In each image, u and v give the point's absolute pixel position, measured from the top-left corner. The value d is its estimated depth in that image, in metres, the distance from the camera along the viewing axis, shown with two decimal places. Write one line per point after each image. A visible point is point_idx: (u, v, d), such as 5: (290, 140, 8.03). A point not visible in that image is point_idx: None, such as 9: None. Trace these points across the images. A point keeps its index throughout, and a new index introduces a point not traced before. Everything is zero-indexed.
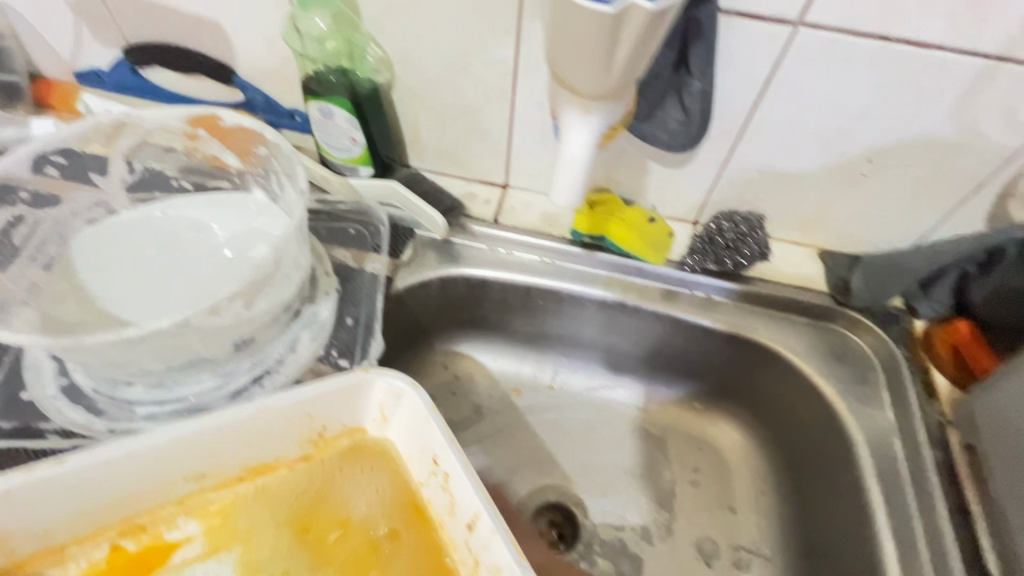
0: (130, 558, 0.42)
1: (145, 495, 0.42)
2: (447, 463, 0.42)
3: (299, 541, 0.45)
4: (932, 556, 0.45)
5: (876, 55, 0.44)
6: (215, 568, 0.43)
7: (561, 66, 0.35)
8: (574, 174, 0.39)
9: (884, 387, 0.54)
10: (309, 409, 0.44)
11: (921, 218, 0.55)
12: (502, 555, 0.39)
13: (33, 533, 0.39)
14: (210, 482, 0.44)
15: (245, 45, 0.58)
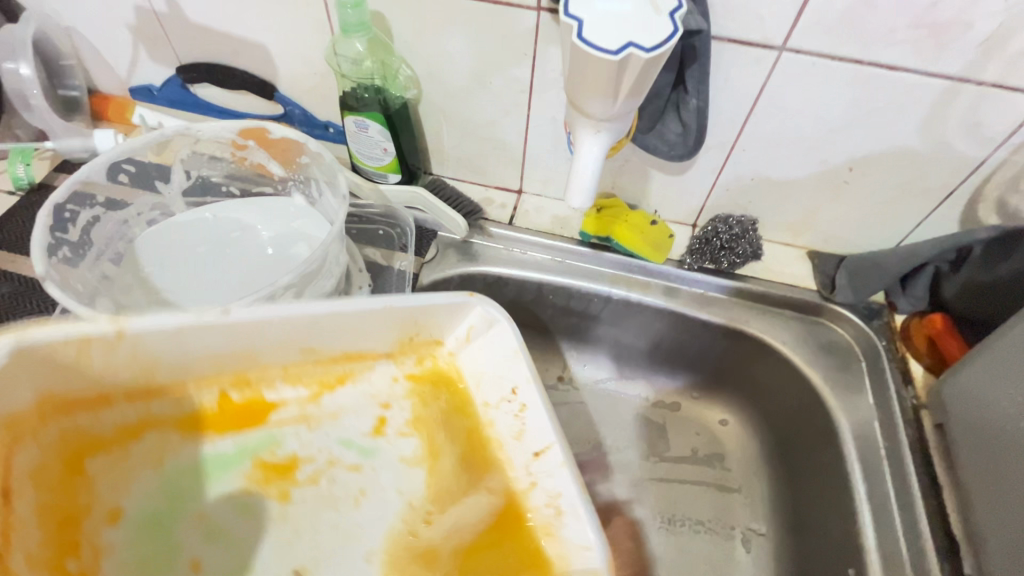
0: (236, 405, 0.51)
1: (263, 356, 0.50)
2: (526, 395, 0.49)
3: (379, 423, 0.53)
4: (905, 523, 0.50)
5: (853, 76, 0.50)
6: (303, 432, 0.51)
7: (574, 91, 0.40)
8: (585, 183, 0.43)
9: (865, 375, 0.59)
10: (413, 316, 0.51)
11: (898, 220, 0.61)
12: (564, 484, 0.46)
13: (175, 365, 0.48)
14: (315, 359, 0.51)
15: (288, 65, 0.65)
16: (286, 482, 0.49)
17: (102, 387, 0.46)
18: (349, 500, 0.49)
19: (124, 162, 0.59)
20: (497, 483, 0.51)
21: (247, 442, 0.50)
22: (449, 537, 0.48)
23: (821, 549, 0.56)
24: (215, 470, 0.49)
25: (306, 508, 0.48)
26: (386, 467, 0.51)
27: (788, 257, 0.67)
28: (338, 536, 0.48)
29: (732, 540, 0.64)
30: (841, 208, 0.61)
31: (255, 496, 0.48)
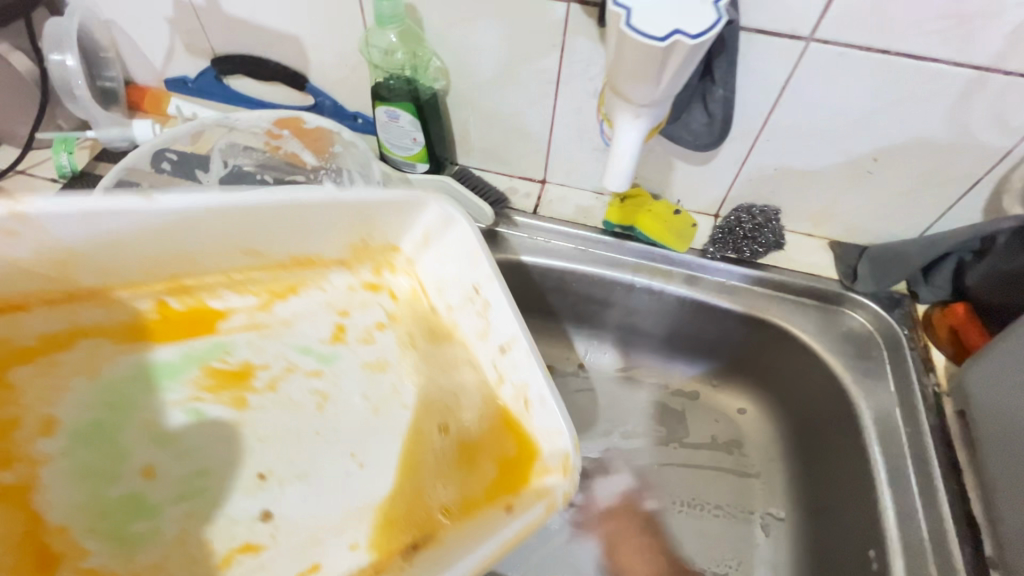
0: (177, 313, 0.52)
1: (201, 260, 0.50)
2: (489, 292, 0.52)
3: (338, 330, 0.55)
4: (926, 506, 0.51)
5: (879, 66, 0.50)
6: (255, 336, 0.53)
7: (617, 79, 0.41)
8: (624, 166, 0.45)
9: (886, 362, 0.60)
10: (360, 212, 0.53)
11: (921, 211, 0.61)
12: (529, 373, 0.49)
13: (103, 267, 0.46)
14: (262, 265, 0.53)
15: (320, 57, 0.67)
16: (242, 387, 0.51)
17: (7, 291, 0.44)
18: (312, 407, 0.51)
19: (167, 149, 0.62)
20: (471, 388, 0.54)
21: (192, 350, 0.51)
22: (432, 432, 0.52)
23: (838, 530, 0.57)
24: (167, 376, 0.50)
25: (264, 413, 0.50)
26: (348, 371, 0.54)
27: (809, 247, 0.67)
28: (297, 437, 0.50)
29: (751, 524, 0.66)
30: (864, 198, 0.62)
31: (209, 404, 0.50)
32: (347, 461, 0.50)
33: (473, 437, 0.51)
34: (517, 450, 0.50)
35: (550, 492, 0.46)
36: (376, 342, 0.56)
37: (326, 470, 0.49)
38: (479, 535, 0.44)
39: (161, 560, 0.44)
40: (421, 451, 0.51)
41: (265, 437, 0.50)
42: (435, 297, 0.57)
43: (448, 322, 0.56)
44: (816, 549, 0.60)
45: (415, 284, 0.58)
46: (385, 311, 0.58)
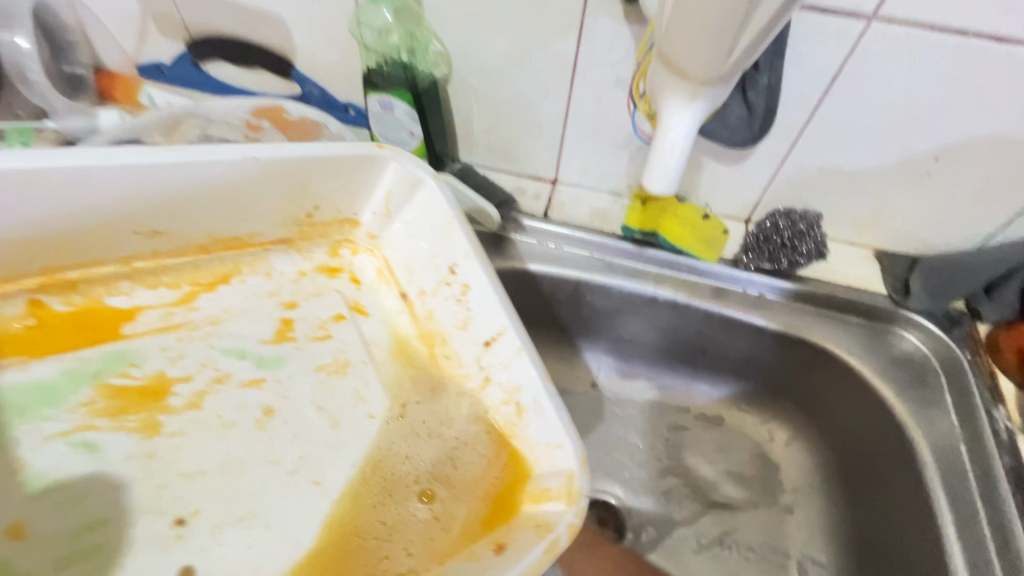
0: (64, 315, 0.47)
1: (89, 249, 0.47)
2: (465, 272, 0.50)
3: (283, 328, 0.50)
4: (1004, 565, 0.43)
5: (953, 50, 0.43)
6: (172, 332, 0.48)
7: (672, 51, 0.34)
8: (674, 160, 0.38)
9: (946, 390, 0.53)
10: (291, 177, 0.50)
11: (985, 219, 0.54)
12: (523, 372, 0.46)
13: None
14: (169, 246, 0.50)
15: (306, 40, 0.59)
16: (154, 408, 0.45)
17: None
18: (250, 425, 0.45)
19: (132, 143, 0.55)
20: (445, 376, 0.51)
21: (86, 367, 0.45)
22: (393, 446, 0.47)
23: None
24: (57, 396, 0.44)
25: (178, 439, 0.44)
26: (296, 375, 0.48)
27: (853, 257, 0.60)
28: (215, 462, 0.43)
29: (786, 569, 0.59)
30: (919, 203, 0.55)
31: (103, 431, 0.43)
32: (295, 488, 0.44)
33: (449, 456, 0.47)
34: (501, 466, 0.46)
35: (552, 521, 0.41)
36: (317, 342, 0.50)
37: (261, 502, 0.43)
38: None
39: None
40: (384, 473, 0.45)
41: (182, 471, 0.43)
42: (406, 282, 0.55)
43: (424, 316, 0.53)
44: None
45: (382, 271, 0.55)
46: (337, 304, 0.53)
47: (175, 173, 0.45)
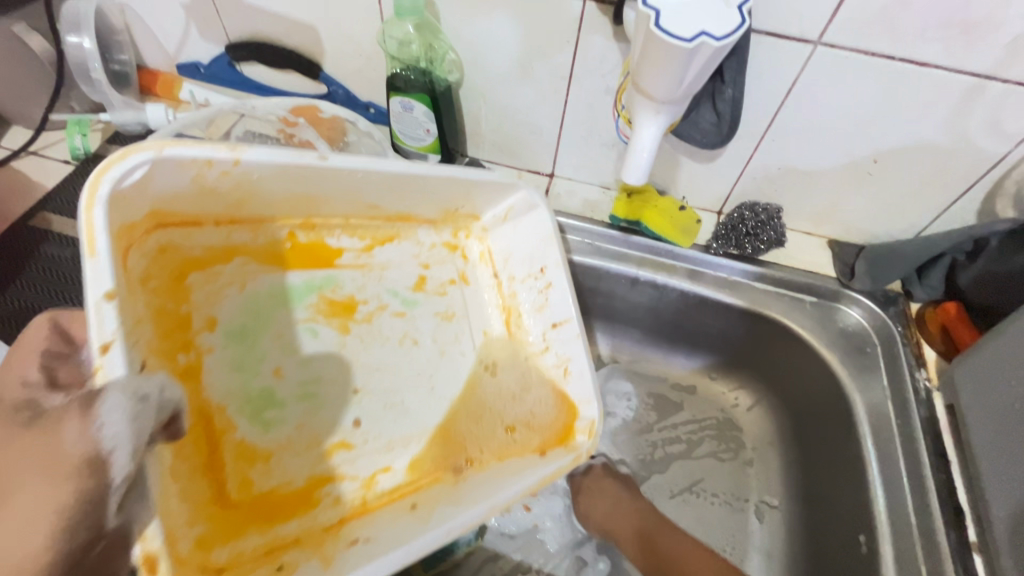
0: (302, 245, 0.54)
1: (329, 204, 0.52)
2: (552, 274, 0.60)
3: (420, 281, 0.60)
4: (915, 496, 0.52)
5: (883, 71, 0.52)
6: (364, 270, 0.57)
7: (638, 77, 0.43)
8: (642, 160, 0.47)
9: (881, 358, 0.62)
10: (449, 183, 0.56)
11: (919, 213, 0.63)
12: (572, 349, 0.59)
13: (275, 196, 0.49)
14: (379, 215, 0.56)
15: (335, 46, 0.67)
16: (348, 317, 0.55)
17: (199, 207, 0.45)
18: (395, 342, 0.57)
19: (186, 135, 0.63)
20: (516, 346, 0.62)
21: (310, 280, 0.54)
22: (479, 372, 0.60)
23: (831, 516, 0.59)
24: (289, 298, 0.53)
25: (363, 335, 0.55)
26: (423, 316, 0.59)
27: (809, 245, 0.69)
28: (384, 364, 0.56)
29: (746, 511, 0.68)
30: (863, 199, 0.64)
31: (321, 326, 0.54)
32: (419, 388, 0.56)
33: (525, 407, 0.58)
34: (556, 412, 0.57)
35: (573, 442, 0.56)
36: (452, 293, 0.61)
37: (404, 394, 0.56)
38: (510, 468, 0.53)
39: (288, 438, 0.50)
40: (478, 386, 0.59)
41: (367, 367, 0.55)
42: (501, 267, 0.64)
43: (509, 297, 0.63)
44: (807, 534, 0.62)
45: (490, 258, 0.64)
46: (459, 270, 0.63)
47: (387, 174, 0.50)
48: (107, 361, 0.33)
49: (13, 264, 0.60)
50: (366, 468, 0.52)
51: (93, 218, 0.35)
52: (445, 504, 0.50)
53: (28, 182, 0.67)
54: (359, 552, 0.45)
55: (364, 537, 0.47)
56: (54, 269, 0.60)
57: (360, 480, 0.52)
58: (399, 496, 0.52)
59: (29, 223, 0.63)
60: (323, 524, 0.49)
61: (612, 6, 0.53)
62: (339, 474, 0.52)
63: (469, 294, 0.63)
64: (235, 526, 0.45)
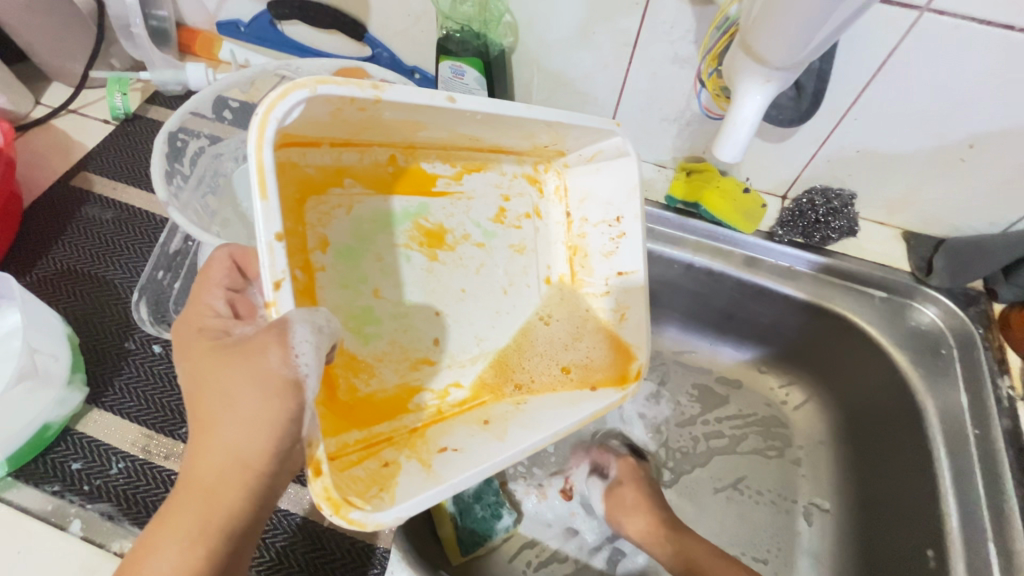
0: (400, 169, 0.49)
1: (431, 136, 0.47)
2: (628, 224, 0.54)
3: (500, 213, 0.55)
4: (992, 511, 0.49)
5: (997, 43, 0.46)
6: (455, 197, 0.52)
7: (755, 36, 0.38)
8: (742, 133, 0.42)
9: (957, 361, 0.58)
10: (544, 126, 0.49)
11: (1013, 206, 0.57)
12: (636, 301, 0.55)
13: (397, 122, 0.43)
14: (476, 145, 0.50)
15: (381, 5, 0.64)
16: (435, 247, 0.52)
17: (323, 129, 0.41)
18: (471, 270, 0.53)
19: (229, 96, 0.61)
20: (573, 286, 0.58)
21: (406, 205, 0.50)
22: (534, 320, 0.56)
23: (897, 527, 0.56)
24: (390, 222, 0.50)
25: (455, 257, 0.53)
26: (499, 249, 0.55)
27: (881, 236, 0.64)
28: (470, 288, 0.53)
29: (793, 514, 0.65)
30: (950, 187, 0.58)
31: (413, 252, 0.51)
32: (497, 316, 0.55)
33: (579, 353, 0.56)
34: (617, 359, 0.55)
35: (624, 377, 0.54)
36: (525, 227, 0.56)
37: (481, 327, 0.54)
38: (566, 399, 0.51)
39: (384, 352, 0.49)
40: (529, 333, 0.56)
41: (445, 295, 0.52)
42: (575, 206, 0.57)
43: (577, 236, 0.58)
44: (863, 543, 0.59)
45: (563, 196, 0.58)
46: (534, 203, 0.57)
47: (495, 115, 0.45)
48: (280, 298, 0.34)
49: (50, 224, 0.58)
50: (445, 381, 0.52)
51: (264, 160, 0.32)
52: (518, 423, 0.48)
53: (69, 141, 0.66)
54: (447, 461, 0.44)
55: (452, 445, 0.46)
56: (93, 231, 0.58)
57: (437, 391, 0.52)
58: (471, 410, 0.52)
59: (70, 182, 0.62)
60: (411, 428, 0.49)
61: None
62: (426, 384, 0.51)
63: (541, 229, 0.57)
64: (344, 422, 0.44)
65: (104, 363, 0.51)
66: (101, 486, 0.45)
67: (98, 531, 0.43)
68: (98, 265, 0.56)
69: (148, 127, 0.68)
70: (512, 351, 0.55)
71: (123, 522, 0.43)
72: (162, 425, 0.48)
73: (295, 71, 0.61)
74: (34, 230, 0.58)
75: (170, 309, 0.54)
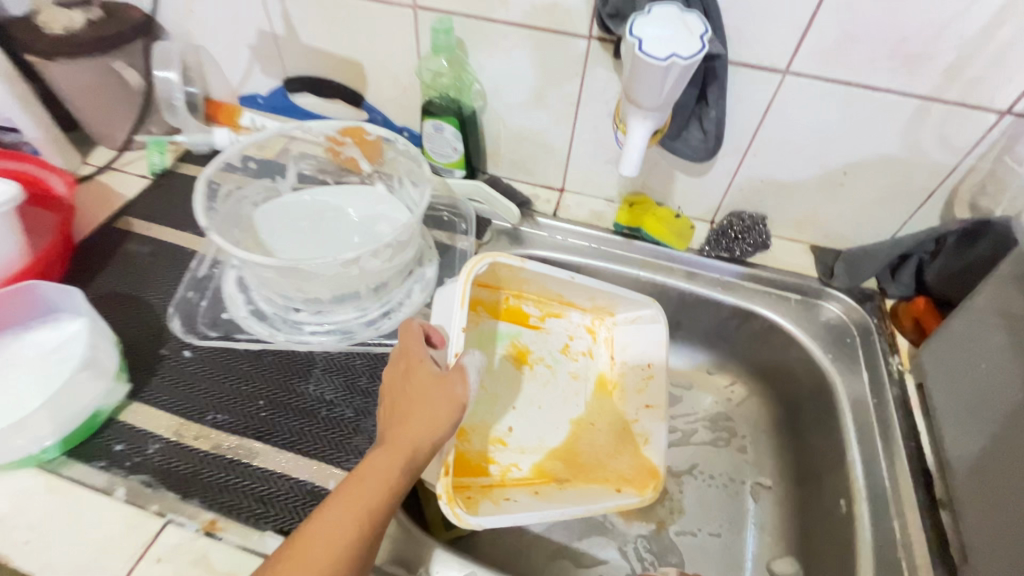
0: (508, 304, 0.76)
1: (532, 286, 0.75)
2: (658, 366, 0.72)
3: (566, 346, 0.76)
4: (887, 459, 0.59)
5: (841, 95, 0.62)
6: (539, 331, 0.76)
7: (627, 87, 0.54)
8: (633, 155, 0.57)
9: (859, 346, 0.69)
10: (601, 291, 0.74)
11: (888, 219, 0.72)
12: (654, 426, 0.69)
13: (519, 273, 0.72)
14: (558, 300, 0.77)
15: (377, 79, 0.80)
16: (521, 358, 0.73)
17: (484, 276, 0.71)
18: (541, 379, 0.73)
19: (249, 155, 0.74)
20: (615, 412, 0.73)
21: (508, 329, 0.75)
22: (581, 429, 0.71)
23: (822, 489, 0.64)
24: (497, 338, 0.74)
25: (533, 372, 0.73)
26: (560, 370, 0.74)
27: (793, 250, 0.78)
28: (544, 402, 0.72)
29: (742, 493, 0.72)
30: (838, 207, 0.72)
31: (506, 361, 0.72)
32: (560, 420, 0.71)
33: (615, 463, 0.68)
34: (639, 471, 0.67)
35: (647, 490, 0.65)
36: (581, 361, 0.75)
37: (545, 430, 0.70)
38: (596, 493, 0.64)
39: (477, 425, 0.67)
40: (576, 437, 0.70)
41: (526, 401, 0.71)
42: (618, 352, 0.76)
43: (617, 374, 0.75)
44: (802, 511, 0.67)
45: (610, 343, 0.77)
46: (589, 345, 0.77)
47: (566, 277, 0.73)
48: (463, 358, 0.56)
49: (96, 256, 0.70)
50: (510, 459, 0.66)
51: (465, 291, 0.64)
52: (560, 499, 0.62)
53: (113, 192, 0.78)
54: (513, 510, 0.59)
55: (513, 500, 0.61)
56: (133, 262, 0.70)
57: (502, 464, 0.66)
58: (527, 484, 0.65)
59: (114, 224, 0.74)
60: (482, 484, 0.63)
61: (613, 44, 0.65)
62: (496, 457, 0.66)
63: (592, 366, 0.76)
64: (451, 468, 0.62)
65: (142, 366, 0.60)
66: (140, 462, 0.53)
67: (139, 495, 0.51)
68: (138, 289, 0.67)
69: (179, 179, 0.81)
70: (570, 446, 0.69)
71: (159, 489, 0.52)
72: (192, 413, 0.57)
73: (307, 130, 0.75)
74: (84, 261, 0.69)
75: (198, 321, 0.64)
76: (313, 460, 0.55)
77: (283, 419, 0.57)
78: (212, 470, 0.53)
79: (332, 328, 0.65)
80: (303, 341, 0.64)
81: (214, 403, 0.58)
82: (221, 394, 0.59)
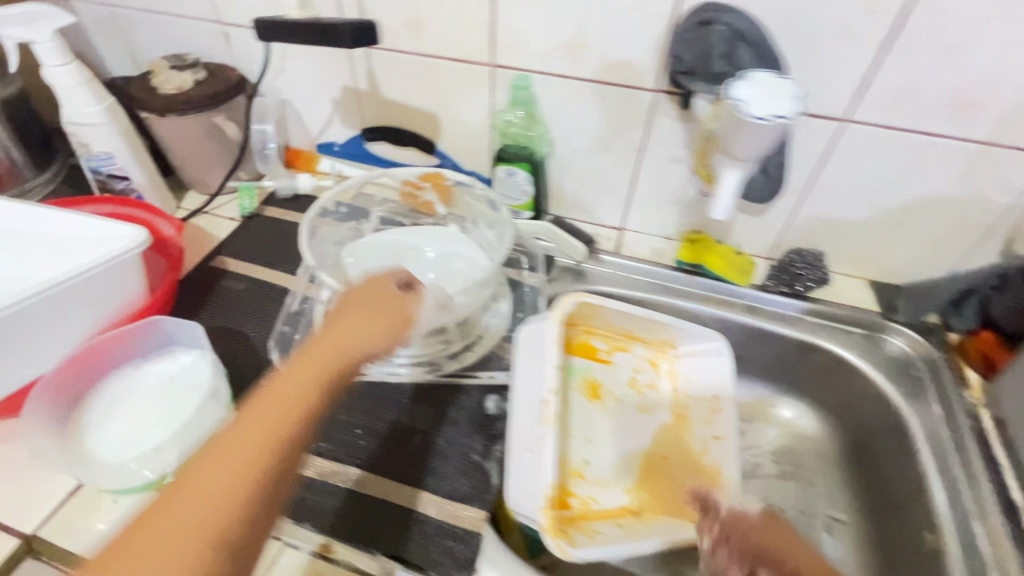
0: (580, 340, 0.79)
1: (604, 323, 0.79)
2: (724, 400, 0.74)
3: (632, 379, 0.79)
4: (970, 493, 0.59)
5: (900, 141, 0.66)
6: (607, 366, 0.79)
7: (727, 137, 0.60)
8: (726, 198, 0.62)
9: (928, 381, 0.70)
10: (668, 326, 0.77)
11: (947, 256, 0.74)
12: (725, 458, 0.70)
13: (595, 310, 0.77)
14: (623, 335, 0.80)
15: (450, 128, 0.86)
16: (594, 392, 0.77)
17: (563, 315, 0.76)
18: (613, 413, 0.76)
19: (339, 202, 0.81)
20: (684, 444, 0.73)
21: (580, 364, 0.78)
22: (653, 462, 0.72)
23: (902, 523, 0.65)
24: (570, 372, 0.77)
25: (605, 405, 0.76)
26: (629, 404, 0.77)
27: (851, 285, 0.80)
28: (617, 436, 0.74)
29: (816, 526, 0.73)
30: (896, 244, 0.75)
31: (579, 395, 0.76)
32: (632, 453, 0.73)
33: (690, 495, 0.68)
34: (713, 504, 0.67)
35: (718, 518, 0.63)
36: (648, 394, 0.78)
37: (621, 463, 0.72)
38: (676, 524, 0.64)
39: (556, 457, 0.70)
40: (649, 469, 0.71)
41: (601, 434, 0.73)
42: (682, 385, 0.78)
43: (683, 407, 0.76)
44: (880, 543, 0.68)
45: (674, 376, 0.78)
46: (654, 378, 0.79)
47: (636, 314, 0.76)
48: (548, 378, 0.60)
49: (197, 293, 0.75)
50: (588, 491, 0.68)
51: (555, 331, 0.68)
52: (643, 531, 0.63)
53: (206, 233, 0.85)
54: (604, 541, 0.61)
55: (599, 532, 0.63)
56: (230, 298, 0.75)
57: (582, 496, 0.68)
58: (608, 516, 0.66)
59: (209, 263, 0.80)
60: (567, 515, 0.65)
61: (680, 96, 0.71)
62: (577, 489, 0.68)
63: (658, 399, 0.78)
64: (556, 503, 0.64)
65: (247, 396, 0.65)
66: None
67: None
68: (237, 323, 0.72)
69: (266, 221, 0.88)
70: (644, 478, 0.70)
71: (273, 512, 0.55)
72: None
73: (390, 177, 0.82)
74: (186, 298, 0.74)
75: (294, 353, 0.69)
76: (410, 487, 0.58)
77: (384, 450, 0.61)
78: (320, 495, 0.56)
79: (417, 360, 0.69)
80: (393, 372, 0.68)
81: (316, 432, 0.62)
82: (321, 423, 0.63)
